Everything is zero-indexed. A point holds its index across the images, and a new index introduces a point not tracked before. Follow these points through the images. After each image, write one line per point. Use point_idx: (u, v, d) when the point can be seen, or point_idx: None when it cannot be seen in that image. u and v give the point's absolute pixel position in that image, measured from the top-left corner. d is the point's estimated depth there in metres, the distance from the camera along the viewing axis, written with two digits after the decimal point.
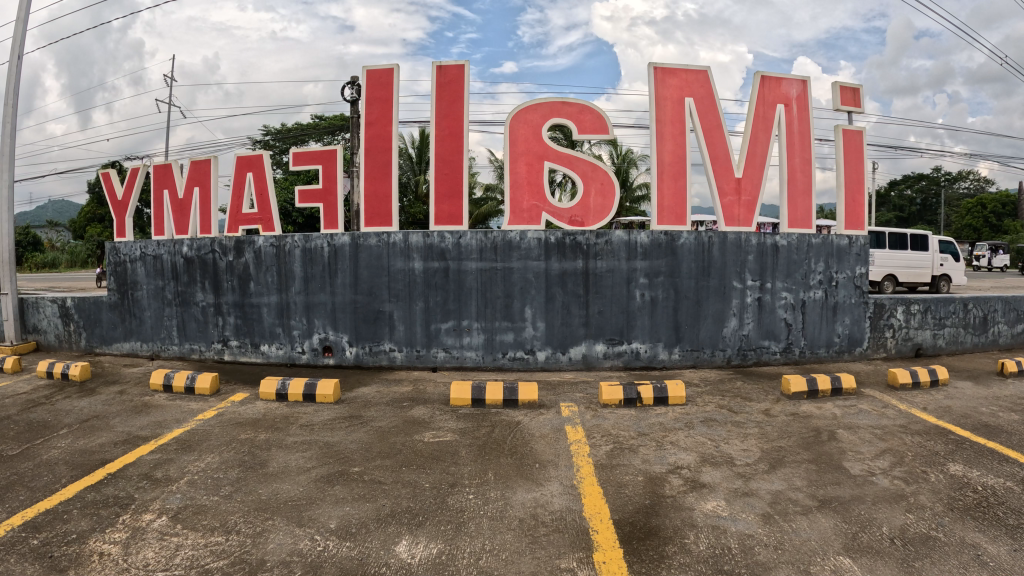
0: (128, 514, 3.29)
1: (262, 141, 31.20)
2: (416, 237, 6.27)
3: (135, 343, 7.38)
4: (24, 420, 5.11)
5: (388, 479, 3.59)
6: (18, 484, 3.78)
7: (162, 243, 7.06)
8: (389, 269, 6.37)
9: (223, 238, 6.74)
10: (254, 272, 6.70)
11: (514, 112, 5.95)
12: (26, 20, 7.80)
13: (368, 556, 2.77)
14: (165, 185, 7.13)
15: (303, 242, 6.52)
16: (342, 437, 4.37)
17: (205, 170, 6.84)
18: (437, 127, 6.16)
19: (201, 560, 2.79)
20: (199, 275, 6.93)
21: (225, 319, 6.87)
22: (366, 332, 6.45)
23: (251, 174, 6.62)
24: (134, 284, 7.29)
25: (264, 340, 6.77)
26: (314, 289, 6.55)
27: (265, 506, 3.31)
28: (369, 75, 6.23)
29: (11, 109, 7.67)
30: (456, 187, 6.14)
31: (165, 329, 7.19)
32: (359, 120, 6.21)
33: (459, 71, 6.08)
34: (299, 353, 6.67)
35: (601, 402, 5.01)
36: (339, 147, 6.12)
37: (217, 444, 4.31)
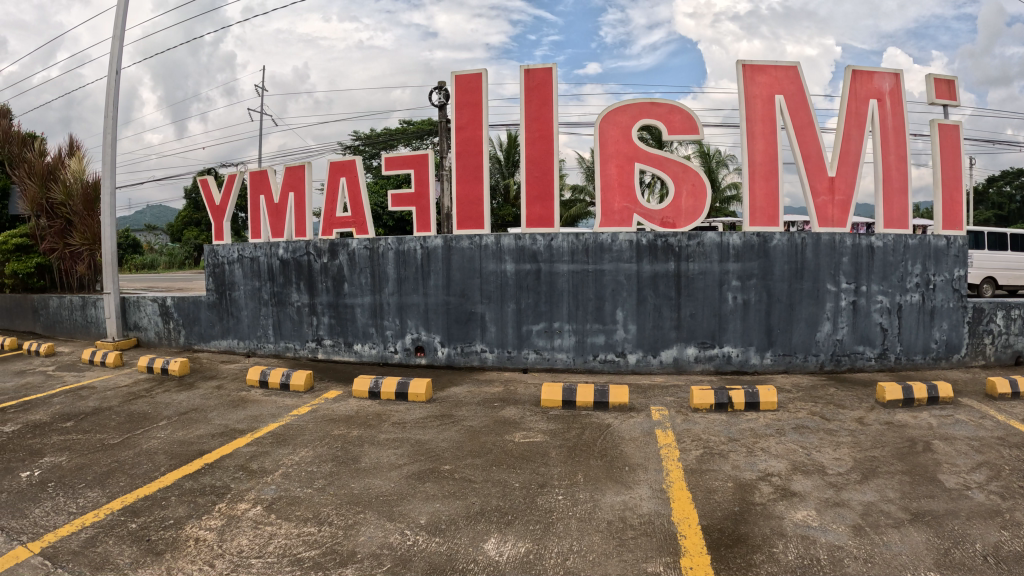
0: (223, 503, 3.45)
1: (352, 147, 32.29)
2: (508, 240, 6.33)
3: (232, 340, 7.72)
4: (126, 412, 5.42)
5: (478, 477, 3.64)
6: (119, 471, 4.03)
7: (258, 246, 7.33)
8: (482, 271, 6.44)
9: (319, 240, 6.97)
10: (348, 273, 6.91)
11: (602, 114, 5.92)
12: (122, 37, 8.28)
13: (456, 552, 2.81)
14: (262, 191, 7.36)
15: (396, 245, 6.67)
16: (433, 435, 4.44)
17: (300, 176, 7.05)
18: (527, 130, 6.18)
19: (294, 549, 2.90)
20: (294, 276, 7.18)
21: (319, 318, 7.11)
22: (457, 333, 6.57)
23: (344, 179, 6.76)
24: (232, 285, 7.61)
25: (358, 339, 6.97)
26: (407, 290, 6.70)
27: (357, 500, 3.40)
28: (458, 80, 6.30)
29: (111, 120, 8.13)
30: (548, 190, 6.15)
31: (262, 328, 7.49)
32: (450, 124, 6.29)
33: (546, 75, 6.09)
34: (392, 352, 6.85)
35: (691, 406, 4.93)
36: (431, 150, 6.19)
37: (312, 438, 4.46)
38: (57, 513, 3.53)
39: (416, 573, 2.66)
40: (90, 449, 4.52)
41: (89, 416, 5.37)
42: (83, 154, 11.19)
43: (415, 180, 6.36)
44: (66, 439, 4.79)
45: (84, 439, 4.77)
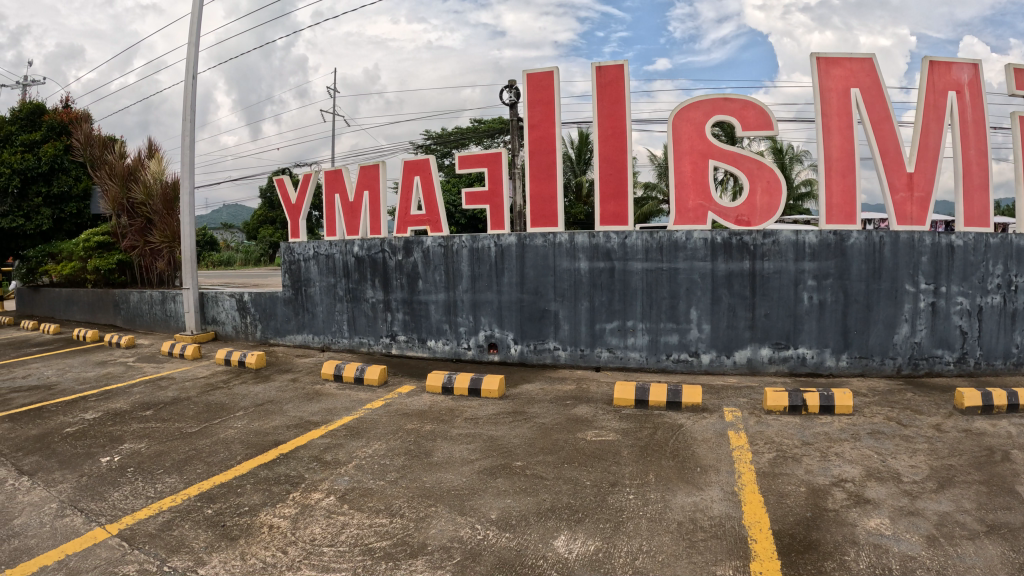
0: (297, 492, 3.54)
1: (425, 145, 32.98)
2: (582, 237, 6.35)
3: (308, 335, 8.02)
4: (204, 402, 5.63)
5: (549, 474, 3.65)
6: (197, 459, 4.19)
7: (335, 243, 7.61)
8: (556, 269, 6.50)
9: (393, 238, 7.18)
10: (422, 270, 7.10)
11: (675, 110, 5.87)
12: (197, 43, 8.57)
13: (526, 548, 2.83)
14: (337, 190, 7.54)
15: (470, 242, 6.83)
16: (506, 431, 4.48)
17: (374, 175, 7.15)
18: (599, 128, 6.18)
19: (365, 539, 2.97)
20: (369, 273, 7.43)
21: (394, 314, 7.34)
22: (530, 330, 6.67)
23: (419, 177, 6.86)
24: (307, 281, 7.92)
25: (431, 335, 7.17)
26: (481, 287, 6.85)
27: (429, 493, 3.45)
28: (529, 79, 6.31)
29: (188, 123, 8.44)
30: (621, 187, 6.15)
31: (336, 323, 7.77)
32: (523, 122, 6.33)
33: (619, 71, 6.06)
34: (464, 349, 7.01)
35: (765, 408, 4.85)
36: (504, 149, 6.20)
37: (385, 432, 4.54)
38: (136, 497, 3.72)
39: (485, 567, 2.69)
40: (169, 436, 4.71)
41: (167, 406, 5.60)
42: (163, 155, 11.64)
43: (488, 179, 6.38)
44: (146, 426, 5.00)
45: (162, 427, 4.97)
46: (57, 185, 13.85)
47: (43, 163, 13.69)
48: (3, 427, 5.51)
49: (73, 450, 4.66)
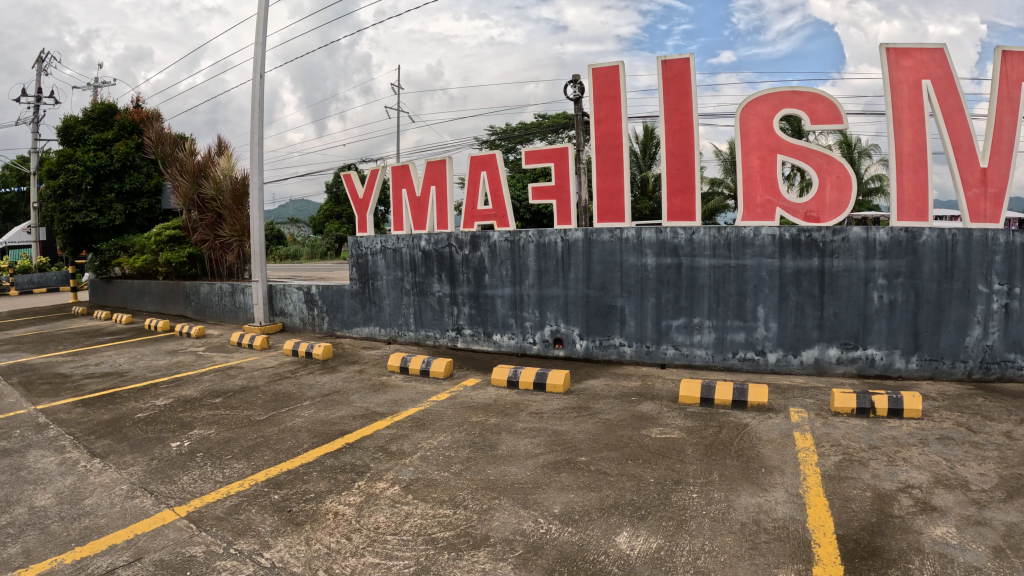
0: (363, 481, 3.63)
1: (488, 142, 33.35)
2: (649, 233, 6.40)
3: (374, 327, 8.45)
4: (272, 390, 5.81)
5: (613, 471, 3.66)
6: (265, 446, 4.33)
7: (402, 238, 7.94)
8: (622, 264, 6.57)
9: (460, 233, 7.44)
10: (489, 265, 7.33)
11: (742, 104, 5.80)
12: (264, 43, 8.79)
13: (588, 543, 2.85)
14: (404, 185, 7.79)
15: (536, 237, 6.99)
16: (570, 426, 4.50)
17: (441, 170, 7.34)
18: (666, 123, 6.16)
19: (429, 529, 3.03)
20: (435, 267, 7.73)
21: (460, 308, 7.62)
22: (596, 326, 6.77)
23: (485, 173, 7.03)
24: (375, 275, 8.32)
25: (497, 329, 7.40)
26: (547, 282, 7.00)
27: (492, 486, 3.49)
28: (595, 74, 6.35)
29: (257, 121, 8.67)
30: (688, 182, 6.18)
31: (403, 316, 8.13)
32: (590, 117, 6.39)
33: (684, 65, 6.01)
34: (530, 343, 7.20)
35: (832, 410, 4.77)
36: (571, 144, 6.29)
37: (450, 424, 4.60)
38: (205, 481, 3.85)
39: (547, 560, 2.72)
40: (237, 423, 4.87)
41: (235, 394, 5.79)
42: (231, 152, 12.00)
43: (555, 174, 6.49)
44: (215, 414, 5.18)
45: (231, 414, 5.14)
46: (130, 182, 14.43)
47: (116, 161, 14.24)
48: (78, 411, 5.77)
49: (145, 435, 4.84)
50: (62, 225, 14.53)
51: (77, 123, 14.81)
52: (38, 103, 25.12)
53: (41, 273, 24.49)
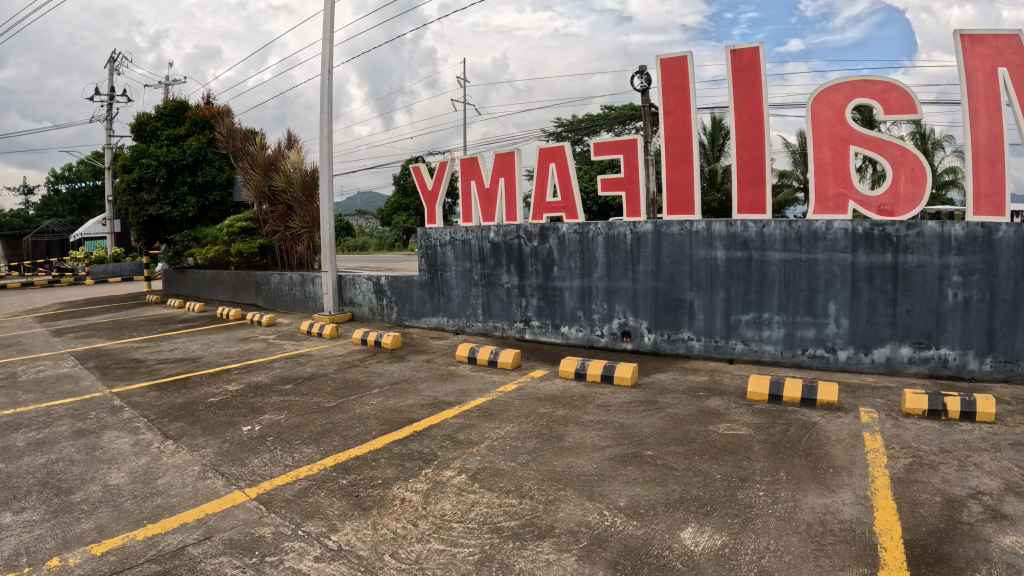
0: (430, 468, 3.72)
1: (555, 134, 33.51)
2: (719, 226, 6.40)
3: (442, 317, 8.81)
4: (342, 378, 6.03)
5: (679, 466, 3.67)
6: (334, 432, 4.49)
7: (471, 229, 8.23)
8: (692, 257, 6.60)
9: (529, 224, 7.67)
10: (557, 257, 7.52)
11: (814, 94, 5.70)
12: (331, 39, 8.97)
13: (652, 537, 2.87)
14: (473, 177, 8.11)
15: (606, 230, 7.10)
16: (637, 420, 4.55)
17: (509, 162, 7.60)
18: (736, 113, 6.13)
19: (494, 518, 3.09)
20: (504, 259, 7.99)
21: (529, 300, 7.86)
22: (665, 319, 6.84)
23: (553, 164, 7.22)
24: (444, 266, 8.67)
25: (565, 321, 7.58)
26: (616, 275, 7.11)
27: (559, 477, 3.54)
28: (663, 65, 6.42)
29: (326, 115, 8.86)
30: (759, 174, 6.11)
31: (471, 307, 8.44)
32: (658, 109, 6.45)
33: (754, 54, 5.98)
34: (597, 336, 7.34)
35: (903, 410, 4.67)
36: (639, 134, 6.46)
37: (518, 415, 4.70)
38: (274, 464, 3.99)
39: (611, 553, 2.75)
40: (307, 410, 5.04)
41: (305, 380, 6.01)
42: (300, 145, 12.31)
43: (624, 164, 6.68)
44: (284, 400, 5.37)
45: (300, 401, 5.33)
46: (202, 175, 14.98)
47: (189, 156, 14.78)
48: (153, 394, 6.04)
49: (216, 419, 5.03)
50: (136, 217, 15.13)
51: (150, 120, 15.38)
52: (111, 102, 26.20)
53: (117, 263, 25.63)
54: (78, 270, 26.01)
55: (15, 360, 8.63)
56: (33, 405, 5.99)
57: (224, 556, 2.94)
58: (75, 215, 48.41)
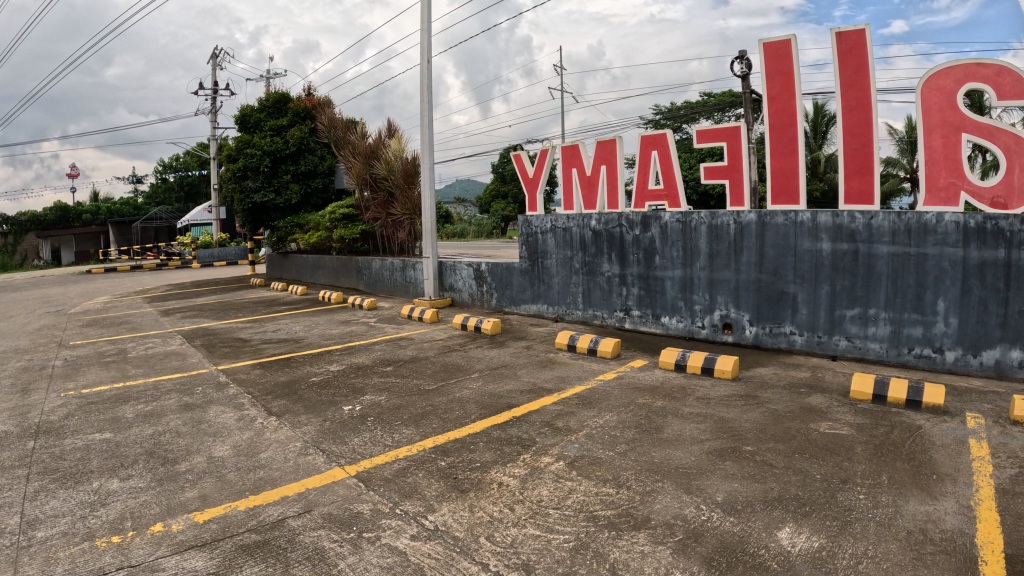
0: (528, 454, 3.84)
1: (651, 121, 33.14)
2: (825, 217, 6.21)
3: (541, 305, 9.08)
4: (443, 362, 6.25)
5: (779, 463, 3.61)
6: (436, 414, 4.65)
7: (573, 217, 8.41)
8: (796, 249, 6.44)
9: (631, 213, 7.74)
10: (659, 246, 7.54)
11: (923, 78, 5.44)
12: (429, 30, 9.14)
13: (749, 535, 2.84)
14: (574, 165, 8.22)
15: (709, 219, 7.06)
16: (737, 414, 4.51)
17: (611, 150, 7.69)
18: (843, 99, 5.90)
19: (591, 506, 3.16)
20: (605, 247, 8.10)
21: (629, 289, 7.92)
22: (767, 312, 6.71)
23: (655, 152, 7.30)
24: (544, 254, 8.90)
25: (665, 312, 7.59)
26: (719, 266, 7.04)
27: (657, 468, 3.59)
28: (766, 50, 6.28)
29: (426, 104, 9.06)
30: (866, 163, 5.88)
31: (571, 295, 8.63)
32: (762, 95, 6.32)
33: (860, 36, 5.70)
34: (698, 327, 7.30)
35: (1013, 417, 4.38)
36: (743, 122, 6.39)
37: (617, 404, 4.78)
38: (374, 444, 4.14)
39: (706, 549, 2.74)
40: (407, 392, 5.24)
41: (405, 363, 6.25)
42: (401, 134, 12.60)
43: (727, 153, 6.62)
44: (385, 381, 5.60)
45: (400, 383, 5.54)
46: (304, 164, 15.55)
47: (291, 145, 15.40)
48: (257, 372, 6.37)
49: (318, 398, 5.26)
50: (242, 204, 15.89)
51: (253, 112, 16.03)
52: (215, 94, 27.55)
53: (222, 247, 27.03)
54: (187, 254, 27.62)
55: (128, 337, 9.24)
56: (143, 380, 6.40)
57: (323, 530, 3.08)
58: (182, 201, 51.20)
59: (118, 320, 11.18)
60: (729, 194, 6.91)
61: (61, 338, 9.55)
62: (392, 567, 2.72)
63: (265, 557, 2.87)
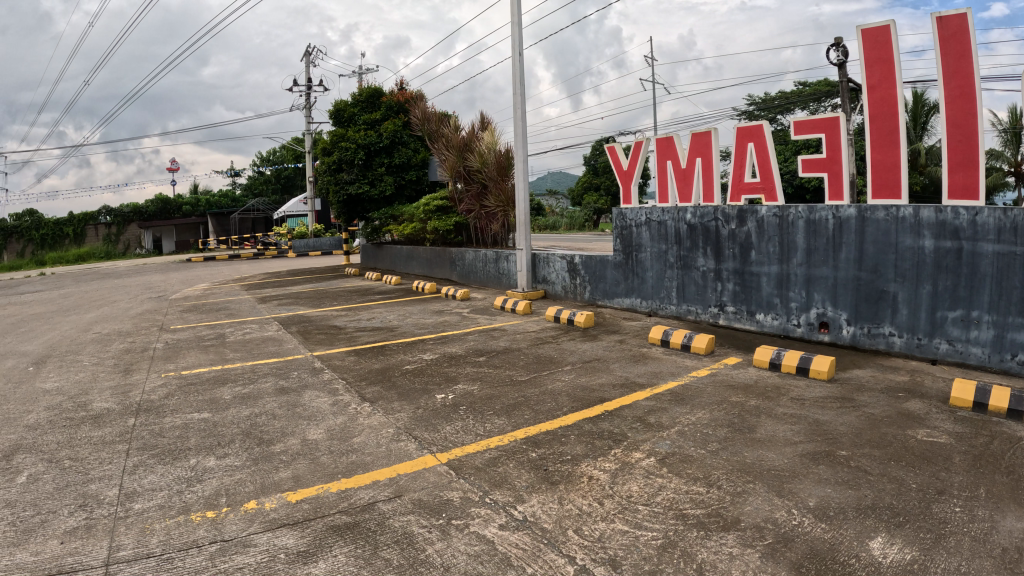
0: (619, 449, 3.81)
1: (744, 113, 32.19)
2: (927, 212, 5.85)
3: (634, 299, 9.02)
4: (535, 353, 6.28)
5: (874, 470, 3.44)
6: (528, 405, 4.69)
7: (667, 210, 8.31)
8: (897, 246, 6.10)
9: (727, 207, 7.59)
10: (755, 240, 7.34)
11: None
12: (519, 22, 9.16)
13: (840, 543, 2.73)
14: (669, 157, 8.11)
15: (807, 213, 6.82)
16: (832, 417, 4.33)
17: (706, 142, 7.54)
18: (946, 88, 5.53)
19: (680, 504, 3.11)
20: (701, 242, 7.96)
21: (724, 284, 7.75)
22: (865, 312, 6.41)
23: (752, 144, 7.07)
24: (638, 247, 8.84)
25: (760, 309, 7.39)
26: (816, 262, 6.78)
27: (748, 469, 3.49)
28: (865, 36, 5.98)
29: (518, 97, 9.09)
30: (971, 156, 5.49)
31: (665, 289, 8.53)
32: (860, 85, 6.06)
33: (961, 21, 5.36)
34: (794, 326, 7.07)
35: None
36: (841, 113, 6.12)
37: (710, 402, 4.68)
38: (466, 433, 4.20)
39: (796, 554, 2.65)
40: (500, 382, 5.30)
41: (498, 354, 6.31)
42: (493, 127, 12.70)
43: (825, 146, 6.37)
44: (478, 371, 5.68)
45: (494, 373, 5.61)
46: (398, 156, 15.90)
47: (385, 138, 15.77)
48: (351, 358, 6.57)
49: (412, 385, 5.38)
50: (337, 195, 16.41)
51: (347, 107, 16.57)
52: (309, 90, 28.51)
53: (317, 238, 27.96)
54: (283, 245, 28.74)
55: (226, 322, 9.70)
56: (241, 363, 6.71)
57: (412, 515, 3.15)
58: (277, 193, 53.27)
59: (216, 306, 11.76)
60: (828, 187, 6.63)
61: (163, 321, 10.11)
62: (479, 555, 2.75)
63: (355, 539, 2.95)
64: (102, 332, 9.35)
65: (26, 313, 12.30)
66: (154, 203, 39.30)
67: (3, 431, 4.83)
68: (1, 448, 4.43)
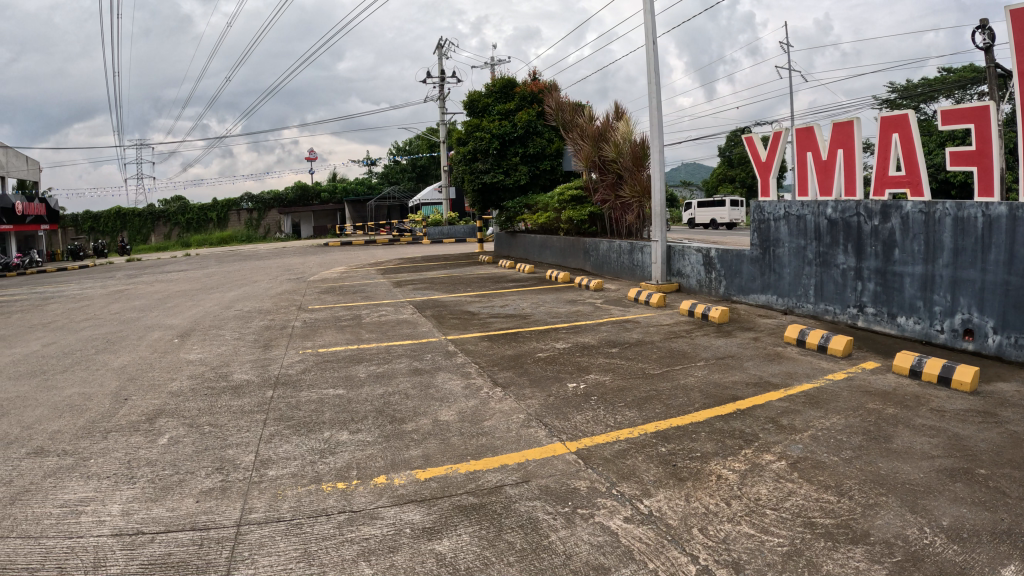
0: (750, 449, 3.89)
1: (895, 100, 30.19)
2: None
3: (771, 295, 8.89)
4: (667, 347, 6.38)
5: (1016, 492, 3.29)
6: (660, 399, 4.84)
7: (807, 204, 8.18)
8: None
9: (870, 202, 7.29)
10: (899, 238, 6.99)
11: None
12: (651, 11, 9.16)
13: (971, 567, 2.68)
14: (809, 148, 7.98)
15: (955, 210, 6.38)
16: (974, 432, 4.14)
17: (848, 132, 7.30)
18: None
19: (809, 512, 3.15)
20: (841, 238, 7.71)
21: (865, 284, 7.45)
22: (1012, 320, 5.92)
23: (897, 135, 6.77)
24: (777, 242, 8.72)
25: (902, 312, 7.04)
26: (963, 263, 6.35)
27: (882, 481, 3.46)
28: (1014, 17, 5.56)
29: (653, 85, 9.11)
30: None
31: (803, 287, 8.35)
32: (1011, 70, 5.65)
33: None
34: (937, 332, 6.68)
35: None
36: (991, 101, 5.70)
37: (845, 407, 4.62)
38: (596, 423, 4.40)
39: None
40: (633, 374, 5.47)
41: (631, 346, 6.46)
42: (629, 117, 12.71)
43: (974, 136, 5.95)
44: (610, 362, 5.87)
45: (627, 365, 5.78)
46: (533, 146, 16.31)
47: (519, 127, 16.16)
48: (483, 343, 6.92)
49: (544, 373, 5.65)
50: (472, 184, 17.00)
51: (481, 98, 17.20)
52: (442, 83, 29.48)
53: (451, 225, 28.96)
54: (418, 234, 30.01)
55: (363, 304, 10.38)
56: (376, 343, 7.23)
57: (539, 500, 3.37)
58: (413, 182, 55.44)
59: (352, 289, 12.56)
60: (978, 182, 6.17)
61: (301, 302, 10.94)
62: (601, 546, 2.92)
63: (479, 519, 3.21)
64: (242, 310, 10.24)
65: (170, 289, 13.75)
66: (292, 190, 41.94)
67: (151, 396, 5.51)
68: (148, 412, 5.08)
